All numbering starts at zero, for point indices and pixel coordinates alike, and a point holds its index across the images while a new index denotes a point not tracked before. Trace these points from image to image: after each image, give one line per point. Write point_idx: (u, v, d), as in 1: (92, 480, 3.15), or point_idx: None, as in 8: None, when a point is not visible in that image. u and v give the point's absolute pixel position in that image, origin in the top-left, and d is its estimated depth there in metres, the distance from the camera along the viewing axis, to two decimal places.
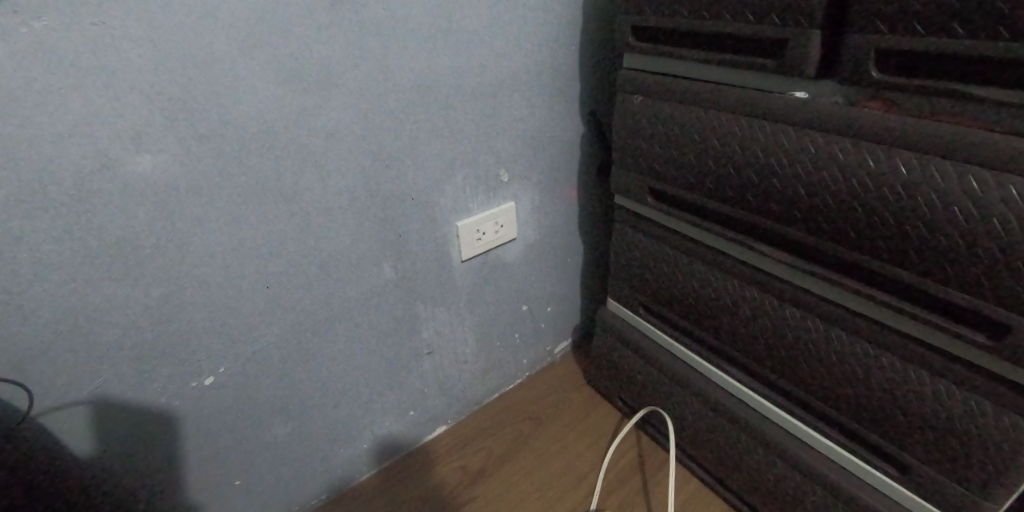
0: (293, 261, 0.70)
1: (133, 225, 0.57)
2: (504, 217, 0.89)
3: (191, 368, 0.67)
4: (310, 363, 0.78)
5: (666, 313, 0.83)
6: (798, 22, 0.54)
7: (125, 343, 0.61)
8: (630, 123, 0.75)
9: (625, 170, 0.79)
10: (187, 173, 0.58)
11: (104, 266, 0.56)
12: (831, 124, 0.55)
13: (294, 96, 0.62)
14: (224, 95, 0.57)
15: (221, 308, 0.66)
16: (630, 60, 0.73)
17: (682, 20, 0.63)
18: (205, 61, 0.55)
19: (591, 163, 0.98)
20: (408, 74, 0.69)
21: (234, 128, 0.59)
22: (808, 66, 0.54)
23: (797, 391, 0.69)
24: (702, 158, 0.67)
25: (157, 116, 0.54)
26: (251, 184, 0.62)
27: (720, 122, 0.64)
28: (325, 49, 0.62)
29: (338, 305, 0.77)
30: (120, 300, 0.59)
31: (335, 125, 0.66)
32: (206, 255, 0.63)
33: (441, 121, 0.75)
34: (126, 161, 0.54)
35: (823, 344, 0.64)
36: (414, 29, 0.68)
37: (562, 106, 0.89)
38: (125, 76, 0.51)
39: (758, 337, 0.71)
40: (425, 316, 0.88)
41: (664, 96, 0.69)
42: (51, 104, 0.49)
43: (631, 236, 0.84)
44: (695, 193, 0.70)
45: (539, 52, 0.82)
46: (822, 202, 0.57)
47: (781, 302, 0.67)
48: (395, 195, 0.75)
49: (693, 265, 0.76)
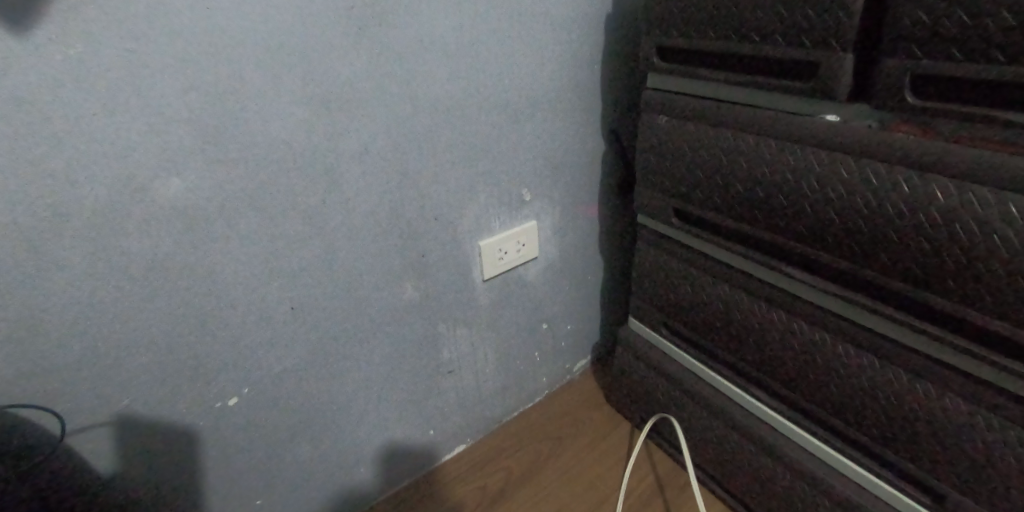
0: (317, 280, 0.71)
1: (162, 248, 0.58)
2: (525, 237, 0.89)
3: (214, 387, 0.68)
4: (333, 382, 0.78)
5: (691, 334, 0.82)
6: (829, 45, 0.52)
7: (150, 362, 0.62)
8: (654, 144, 0.74)
9: (648, 191, 0.78)
10: (214, 196, 0.59)
11: (132, 288, 0.58)
12: (863, 148, 0.53)
13: (319, 118, 0.63)
14: (252, 119, 0.58)
15: (245, 327, 0.67)
16: (654, 81, 0.72)
17: (708, 41, 0.63)
18: (232, 87, 0.56)
19: (612, 180, 0.97)
20: (430, 93, 0.70)
21: (260, 150, 0.60)
22: (840, 90, 0.53)
23: (826, 415, 0.67)
24: (728, 180, 0.66)
25: (187, 140, 0.55)
26: (276, 206, 0.63)
27: (749, 143, 0.63)
28: (349, 72, 0.63)
29: (360, 324, 0.77)
30: (147, 321, 0.60)
31: (361, 147, 0.67)
32: (232, 276, 0.64)
33: (462, 141, 0.76)
34: (155, 186, 0.55)
35: (854, 370, 0.62)
36: (436, 51, 0.68)
37: (585, 126, 0.89)
38: (157, 101, 0.53)
39: (787, 361, 0.69)
40: (447, 335, 0.88)
41: (690, 117, 0.68)
42: (85, 131, 0.50)
43: (655, 256, 0.83)
44: (722, 215, 0.69)
45: (561, 69, 0.82)
46: (854, 227, 0.56)
47: (810, 325, 0.65)
48: (419, 216, 0.76)
49: (719, 286, 0.75)
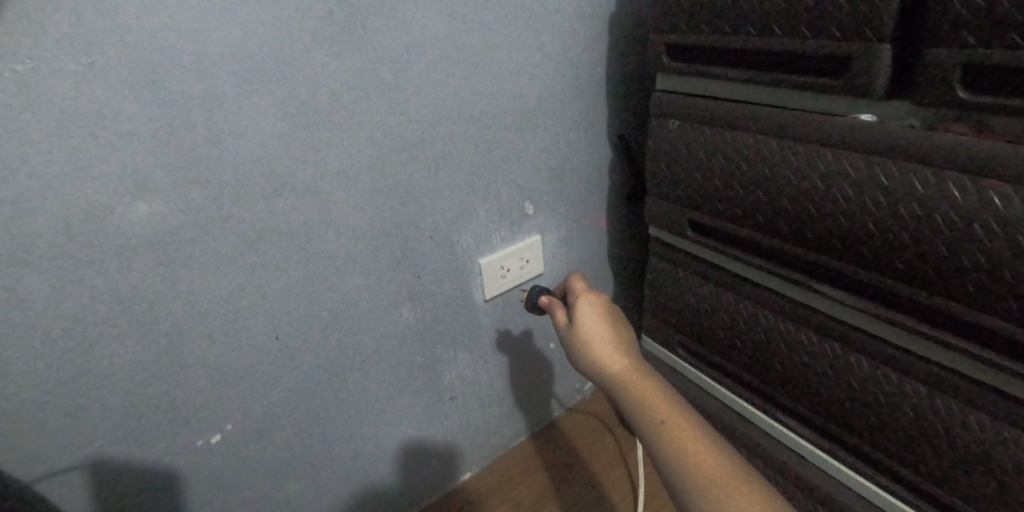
0: (304, 307, 0.66)
1: (131, 279, 0.53)
2: (529, 252, 0.83)
3: (196, 424, 0.63)
4: (325, 413, 0.73)
5: (710, 355, 0.76)
6: (863, 36, 0.46)
7: (123, 402, 0.57)
8: (665, 149, 0.68)
9: (661, 202, 0.72)
10: (185, 222, 0.54)
11: (98, 324, 0.53)
12: (905, 151, 0.47)
13: (300, 133, 0.57)
14: (225, 136, 0.53)
15: (226, 360, 0.62)
16: (664, 82, 0.67)
17: (723, 37, 0.57)
18: (201, 100, 0.51)
19: (622, 189, 0.92)
20: (421, 101, 0.64)
21: (235, 170, 0.55)
22: (877, 86, 0.47)
23: (863, 445, 0.61)
24: (749, 188, 0.60)
25: (155, 161, 0.50)
26: (255, 229, 0.58)
27: (772, 148, 0.57)
28: (331, 82, 0.57)
29: (352, 351, 0.72)
30: (117, 358, 0.55)
31: (346, 163, 0.62)
32: (209, 306, 0.59)
33: (457, 154, 0.70)
34: (119, 212, 0.50)
35: (896, 398, 0.56)
36: (428, 56, 0.63)
37: (590, 132, 0.83)
38: (119, 119, 0.47)
39: (818, 385, 0.63)
40: (447, 359, 0.83)
41: (705, 120, 0.62)
42: (38, 155, 0.45)
43: (669, 270, 0.77)
44: (742, 226, 0.63)
45: (562, 72, 0.76)
46: (894, 238, 0.49)
47: (844, 348, 0.59)
48: (413, 234, 0.71)
49: (740, 304, 0.68)
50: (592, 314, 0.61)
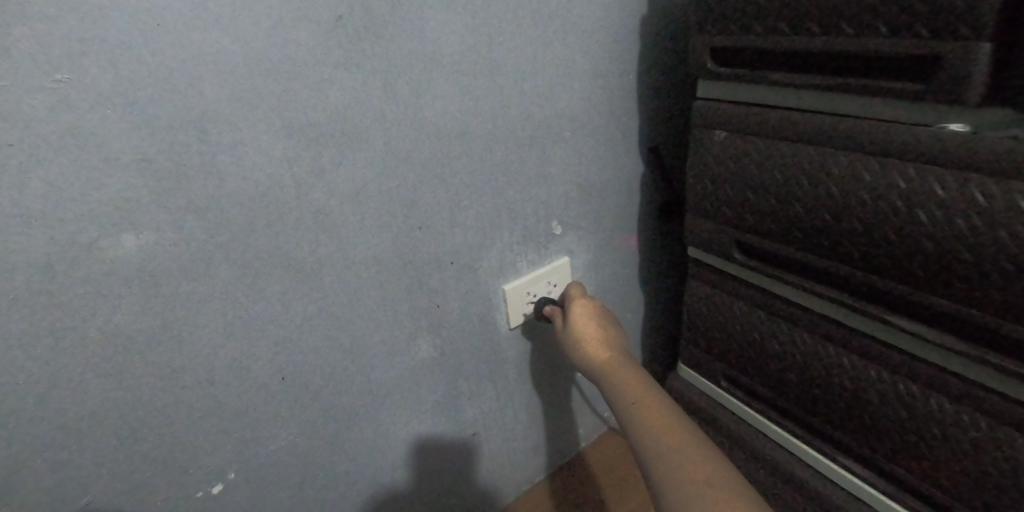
0: (315, 342, 0.60)
1: (121, 318, 0.48)
2: (557, 276, 0.77)
3: (199, 469, 0.58)
4: (339, 453, 0.68)
5: (758, 389, 0.69)
6: (956, 32, 0.39)
7: (116, 447, 0.53)
8: (709, 164, 0.62)
9: (703, 221, 0.66)
10: (177, 254, 0.48)
11: (84, 366, 0.48)
12: (1010, 167, 0.40)
13: (306, 154, 0.52)
14: (222, 158, 0.48)
15: (228, 401, 0.57)
16: (707, 90, 0.60)
17: (779, 37, 0.50)
18: (195, 118, 0.45)
19: (654, 204, 0.85)
20: (439, 116, 0.59)
21: (236, 197, 0.50)
22: (973, 91, 0.40)
23: (944, 497, 0.53)
24: (810, 208, 0.53)
25: (144, 187, 0.45)
26: (260, 262, 0.53)
27: (839, 163, 0.50)
28: (339, 96, 0.52)
29: (368, 387, 0.67)
30: (107, 402, 0.50)
31: (358, 185, 0.56)
32: (209, 345, 0.54)
33: (479, 173, 0.65)
34: (105, 244, 0.45)
35: (988, 448, 0.48)
36: (445, 66, 0.57)
37: (620, 144, 0.77)
38: (103, 141, 0.42)
39: (889, 428, 0.56)
40: (469, 391, 0.77)
41: (756, 131, 0.56)
42: (9, 183, 0.40)
43: (711, 295, 0.70)
44: (800, 251, 0.56)
45: (589, 80, 0.70)
46: (993, 268, 0.42)
47: (923, 388, 0.52)
48: (432, 260, 0.65)
49: (795, 335, 0.61)
50: (586, 320, 0.69)
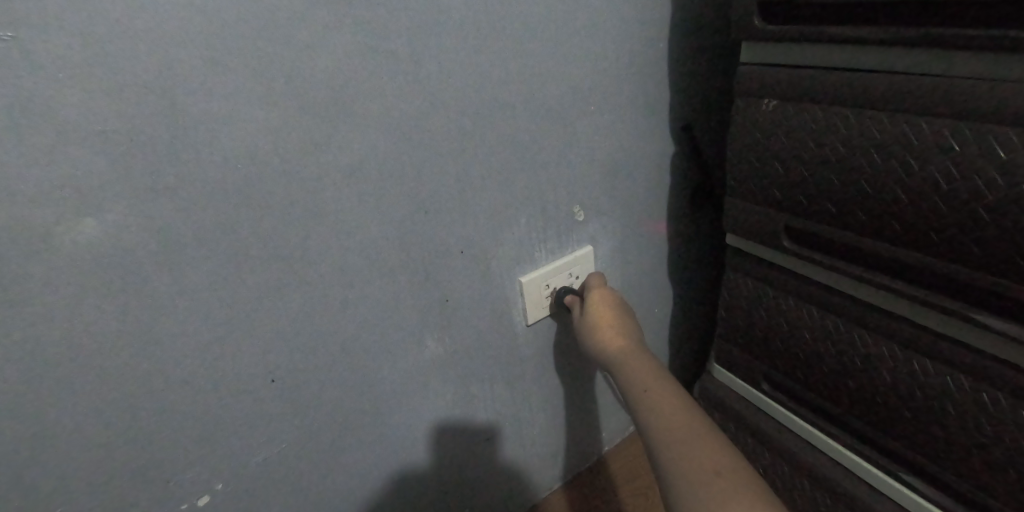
0: (312, 340, 0.54)
1: (87, 316, 0.42)
2: (579, 267, 0.70)
3: (183, 480, 0.53)
4: (339, 459, 0.63)
5: (806, 394, 0.61)
6: None
7: (87, 461, 0.47)
8: (756, 139, 0.54)
9: (747, 204, 0.58)
10: (152, 243, 0.42)
11: (45, 371, 0.42)
12: None
13: (296, 128, 0.45)
14: (198, 130, 0.41)
15: (213, 407, 0.51)
16: (754, 53, 0.52)
17: None
18: (165, 82, 0.38)
19: (686, 188, 0.78)
20: (448, 86, 0.52)
21: (216, 176, 0.43)
22: None
23: None
24: (880, 186, 0.46)
25: (106, 162, 0.38)
26: (246, 252, 0.47)
27: (921, 132, 0.42)
28: (333, 61, 0.45)
29: (370, 388, 0.61)
30: (75, 410, 0.44)
31: (357, 165, 0.49)
32: (191, 345, 0.47)
33: (494, 151, 0.58)
34: (62, 231, 0.38)
35: None
36: (455, 28, 0.50)
37: (649, 121, 0.70)
38: (53, 107, 0.35)
39: (964, 441, 0.48)
40: (482, 390, 0.71)
41: (816, 98, 0.48)
42: None
43: (753, 289, 0.62)
44: (866, 236, 0.48)
45: (618, 48, 0.62)
46: None
47: (1012, 398, 0.44)
48: (441, 249, 0.58)
49: (854, 333, 0.54)
50: (596, 302, 0.65)
